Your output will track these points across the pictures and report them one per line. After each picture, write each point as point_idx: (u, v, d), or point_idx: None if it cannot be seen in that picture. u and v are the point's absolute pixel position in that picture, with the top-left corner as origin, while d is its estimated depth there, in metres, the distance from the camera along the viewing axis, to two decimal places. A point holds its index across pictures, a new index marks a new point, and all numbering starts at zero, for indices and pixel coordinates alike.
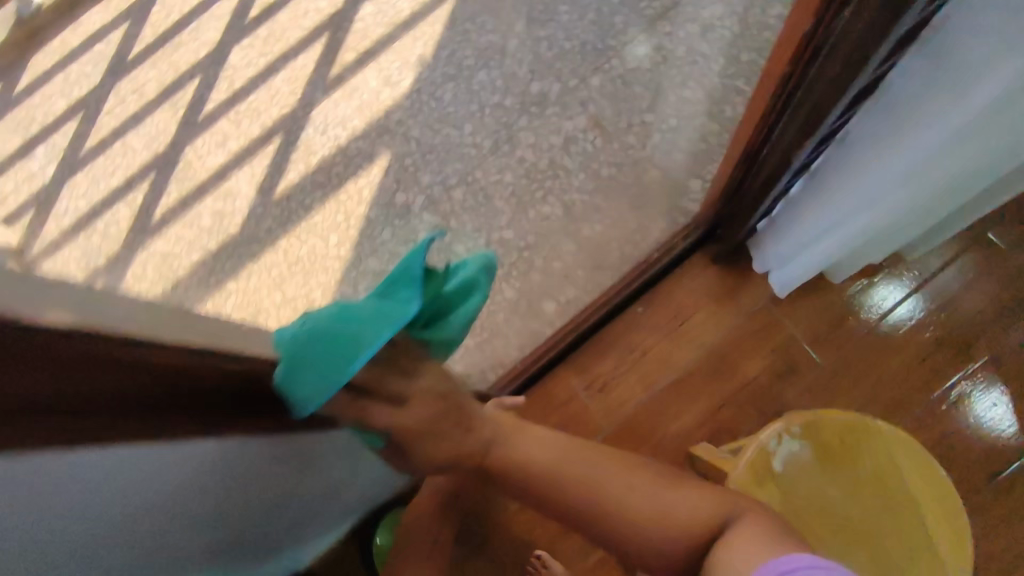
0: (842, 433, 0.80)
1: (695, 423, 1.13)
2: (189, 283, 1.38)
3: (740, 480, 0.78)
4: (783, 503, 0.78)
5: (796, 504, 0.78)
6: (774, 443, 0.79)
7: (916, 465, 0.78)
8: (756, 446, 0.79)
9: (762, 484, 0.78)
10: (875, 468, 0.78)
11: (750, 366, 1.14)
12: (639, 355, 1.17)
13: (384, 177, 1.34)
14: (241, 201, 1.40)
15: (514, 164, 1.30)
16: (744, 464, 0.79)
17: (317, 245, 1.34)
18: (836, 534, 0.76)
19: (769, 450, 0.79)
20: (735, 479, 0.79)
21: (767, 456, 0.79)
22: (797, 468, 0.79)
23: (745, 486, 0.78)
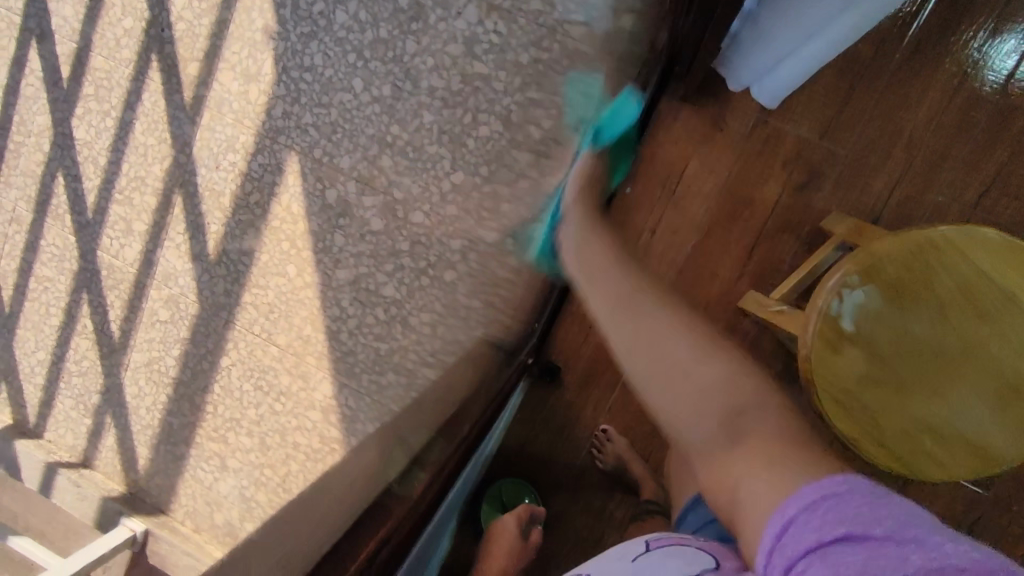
0: (904, 260, 0.64)
1: (728, 281, 1.01)
2: (187, 377, 1.31)
3: (815, 358, 0.65)
4: (870, 362, 0.65)
5: (886, 357, 0.65)
6: (836, 305, 0.65)
7: (1001, 258, 0.62)
8: (819, 313, 0.65)
9: (839, 352, 0.65)
10: (958, 282, 0.63)
11: (766, 193, 0.99)
12: (647, 238, 1.03)
13: (305, 181, 1.18)
14: (183, 277, 1.27)
15: (428, 99, 1.10)
16: (814, 339, 0.65)
17: (280, 283, 1.22)
18: (930, 369, 0.64)
19: (835, 313, 0.65)
20: (811, 359, 0.66)
21: (834, 319, 0.65)
22: (874, 317, 0.65)
23: (821, 363, 0.65)
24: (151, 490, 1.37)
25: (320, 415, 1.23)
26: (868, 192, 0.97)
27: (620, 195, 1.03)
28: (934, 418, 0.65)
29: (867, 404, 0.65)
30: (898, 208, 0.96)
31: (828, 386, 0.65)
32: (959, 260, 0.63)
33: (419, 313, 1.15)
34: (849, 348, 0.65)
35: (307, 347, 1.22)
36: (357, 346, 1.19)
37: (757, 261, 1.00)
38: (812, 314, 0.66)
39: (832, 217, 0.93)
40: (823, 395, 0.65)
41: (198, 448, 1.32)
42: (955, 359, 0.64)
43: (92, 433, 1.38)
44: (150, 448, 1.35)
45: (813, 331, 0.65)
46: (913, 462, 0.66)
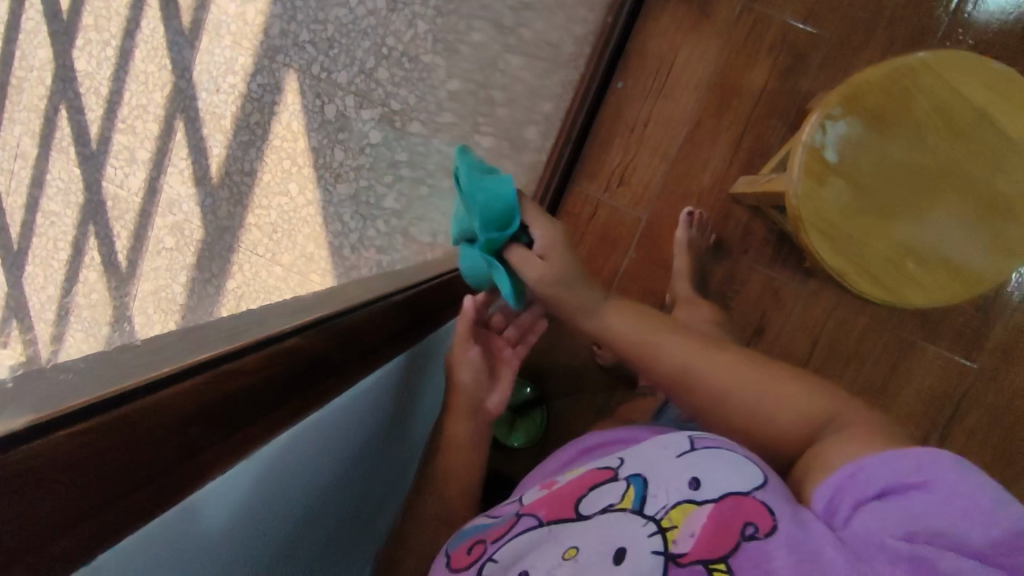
0: (883, 85, 0.66)
1: (720, 168, 1.03)
2: (192, 304, 1.32)
3: (801, 191, 0.68)
4: (855, 193, 0.67)
5: (870, 187, 0.67)
6: (820, 136, 0.67)
7: (975, 72, 0.64)
8: (804, 147, 0.68)
9: (824, 184, 0.67)
10: (937, 105, 0.65)
11: (753, 79, 1.01)
12: (637, 130, 1.06)
13: (304, 99, 1.20)
14: (185, 204, 1.32)
15: (421, 9, 1.13)
16: (798, 173, 0.68)
17: (283, 203, 1.25)
18: (915, 192, 0.66)
19: (818, 144, 0.67)
20: (797, 191, 0.68)
21: (817, 152, 0.67)
22: (856, 147, 0.66)
23: (806, 196, 0.68)
24: None
25: None
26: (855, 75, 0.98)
27: (612, 89, 1.07)
28: (922, 242, 0.66)
29: (853, 234, 0.67)
30: None
31: (814, 217, 0.67)
32: (936, 78, 0.64)
33: (419, 223, 1.18)
34: (833, 180, 0.67)
35: (311, 265, 1.25)
36: (358, 260, 1.22)
37: (747, 147, 1.02)
38: (798, 151, 0.68)
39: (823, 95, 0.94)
40: (810, 227, 0.68)
41: None
42: (939, 180, 0.65)
43: None
44: None
45: (797, 165, 0.68)
46: (903, 290, 0.67)
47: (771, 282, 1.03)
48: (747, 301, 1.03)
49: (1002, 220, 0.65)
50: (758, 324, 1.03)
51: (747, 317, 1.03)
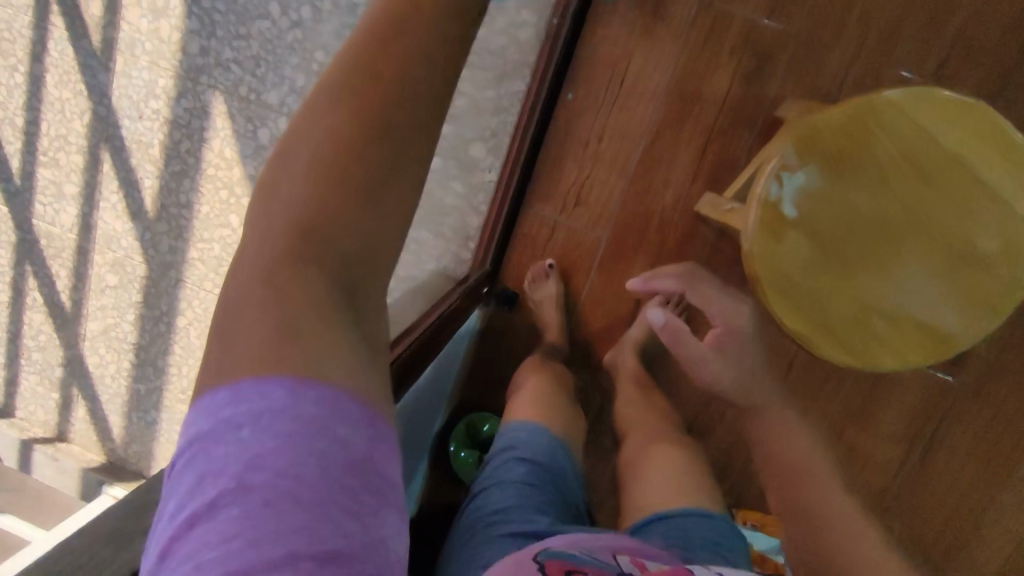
0: (844, 129, 0.59)
1: (681, 186, 0.98)
2: (146, 341, 1.27)
3: (757, 250, 0.62)
4: (817, 250, 0.61)
5: (833, 243, 0.61)
6: (776, 189, 0.61)
7: (943, 111, 0.58)
8: (759, 200, 0.61)
9: (782, 241, 0.62)
10: (902, 150, 0.58)
11: (713, 88, 0.94)
12: (593, 146, 0.99)
13: (234, 122, 1.11)
14: (125, 239, 1.21)
15: (350, 17, 1.02)
16: (753, 229, 0.62)
17: (225, 236, 1.17)
18: (879, 247, 0.60)
19: (775, 198, 0.61)
20: (753, 250, 0.62)
21: (773, 206, 0.61)
22: (816, 200, 0.60)
23: (764, 252, 0.62)
24: (129, 457, 1.37)
25: None
26: (822, 78, 0.90)
27: (563, 101, 0.99)
28: (885, 298, 0.62)
29: (815, 295, 0.62)
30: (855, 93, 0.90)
31: (772, 278, 0.62)
32: (900, 120, 0.58)
33: None
34: (792, 236, 0.61)
35: None
36: None
37: (709, 162, 0.96)
38: (753, 203, 0.62)
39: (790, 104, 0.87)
40: (768, 289, 0.62)
41: (167, 411, 1.31)
42: (905, 233, 0.60)
43: (63, 406, 1.37)
44: (121, 416, 1.34)
45: (753, 220, 0.62)
46: (865, 349, 0.63)
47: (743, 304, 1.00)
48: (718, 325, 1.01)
49: (969, 273, 0.60)
50: None
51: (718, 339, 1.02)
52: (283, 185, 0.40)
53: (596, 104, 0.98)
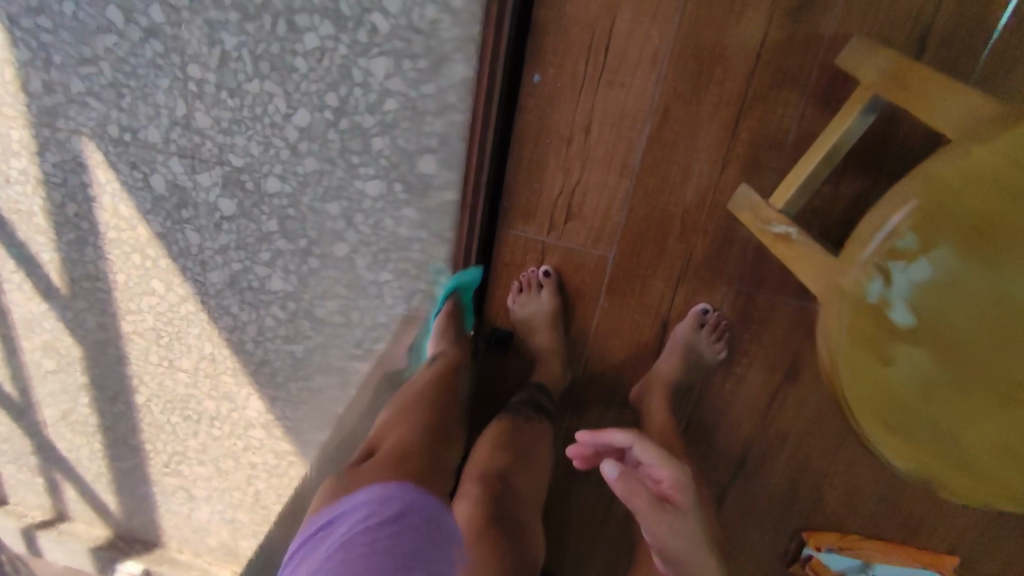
0: (993, 195, 0.38)
1: (707, 174, 0.72)
2: (111, 422, 1.12)
3: (850, 369, 0.43)
4: (946, 366, 0.41)
5: (973, 356, 0.41)
6: (882, 288, 0.41)
7: None
8: (852, 301, 0.42)
9: (890, 356, 0.42)
10: None
11: (740, 34, 0.66)
12: (579, 138, 0.72)
13: (118, 173, 0.86)
14: (46, 321, 1.02)
15: (217, 12, 0.73)
16: (842, 340, 0.43)
17: (154, 305, 0.97)
18: None
19: (881, 300, 0.41)
20: (844, 369, 0.44)
21: (879, 310, 0.42)
22: (948, 300, 0.40)
23: (857, 368, 0.43)
24: (136, 528, 1.28)
25: (263, 432, 1.07)
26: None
27: (529, 84, 0.72)
28: None
29: (944, 425, 0.43)
30: (953, 21, 0.63)
31: (870, 401, 0.44)
32: None
33: (323, 302, 0.91)
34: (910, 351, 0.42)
35: (216, 367, 1.01)
36: (269, 353, 0.98)
37: (743, 139, 0.70)
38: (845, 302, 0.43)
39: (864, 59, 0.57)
40: (864, 415, 0.44)
41: (157, 485, 1.19)
42: None
43: (51, 490, 1.26)
44: (113, 493, 1.23)
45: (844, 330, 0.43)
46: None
47: (803, 310, 0.79)
48: (773, 340, 0.81)
49: None
50: (789, 365, 0.82)
51: (775, 357, 0.82)
52: (389, 434, 0.73)
53: (577, 81, 0.70)
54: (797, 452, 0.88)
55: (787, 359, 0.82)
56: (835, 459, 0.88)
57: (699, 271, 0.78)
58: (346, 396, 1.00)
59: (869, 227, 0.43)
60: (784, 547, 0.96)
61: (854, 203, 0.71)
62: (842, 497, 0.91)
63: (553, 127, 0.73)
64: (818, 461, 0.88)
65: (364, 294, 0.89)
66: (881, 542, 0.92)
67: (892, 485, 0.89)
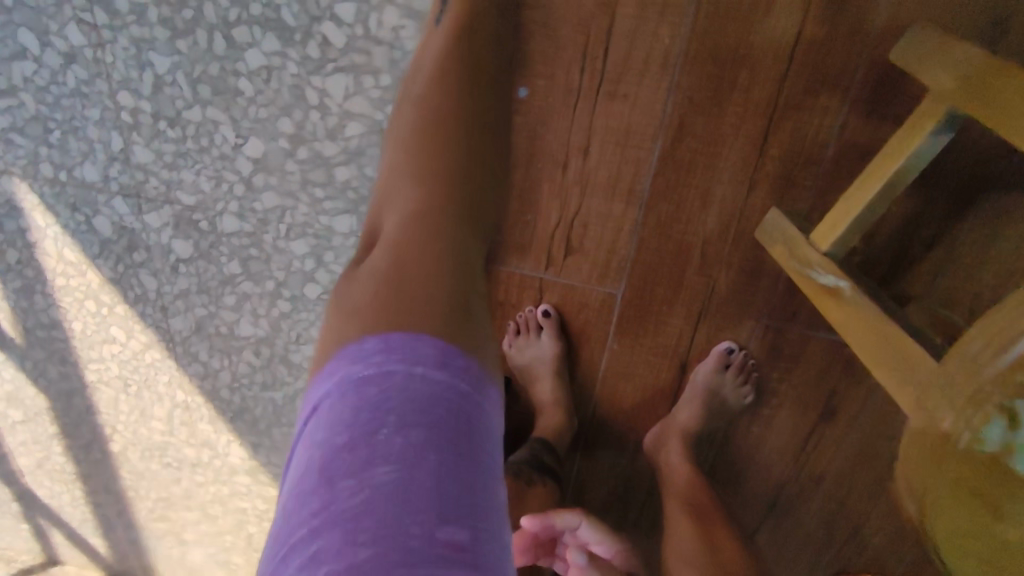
0: None
1: (732, 197, 0.60)
2: (88, 470, 1.04)
3: (963, 535, 0.33)
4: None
5: None
6: (1002, 432, 0.30)
7: None
8: (959, 449, 0.32)
9: None
10: None
11: (768, 29, 0.54)
12: (577, 160, 0.61)
13: (57, 215, 0.76)
14: (5, 371, 0.94)
15: (143, 30, 0.62)
16: (943, 495, 0.33)
17: (116, 352, 0.88)
18: None
19: (1000, 450, 0.31)
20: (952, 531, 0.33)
21: (993, 463, 0.31)
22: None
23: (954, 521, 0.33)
24: (130, 570, 1.22)
25: (249, 478, 0.99)
26: None
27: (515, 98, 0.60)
28: None
29: None
30: None
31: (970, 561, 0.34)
32: None
33: (298, 347, 0.81)
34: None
35: (192, 414, 0.92)
36: (246, 399, 0.89)
37: (774, 155, 0.58)
38: (948, 448, 0.33)
39: (935, 63, 0.45)
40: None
41: (145, 529, 1.12)
42: None
43: (38, 536, 1.20)
44: (101, 537, 1.17)
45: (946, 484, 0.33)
46: None
47: (838, 347, 0.68)
48: (806, 381, 0.70)
49: None
50: (825, 408, 0.71)
51: (808, 399, 0.71)
52: (388, 211, 0.49)
53: (571, 94, 0.58)
54: (836, 497, 0.77)
55: (826, 401, 0.70)
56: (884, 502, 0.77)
57: (724, 308, 0.67)
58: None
59: (987, 332, 0.33)
60: None
61: (905, 226, 0.63)
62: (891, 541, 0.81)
63: (545, 148, 0.61)
64: (860, 507, 0.78)
65: None
66: None
67: None
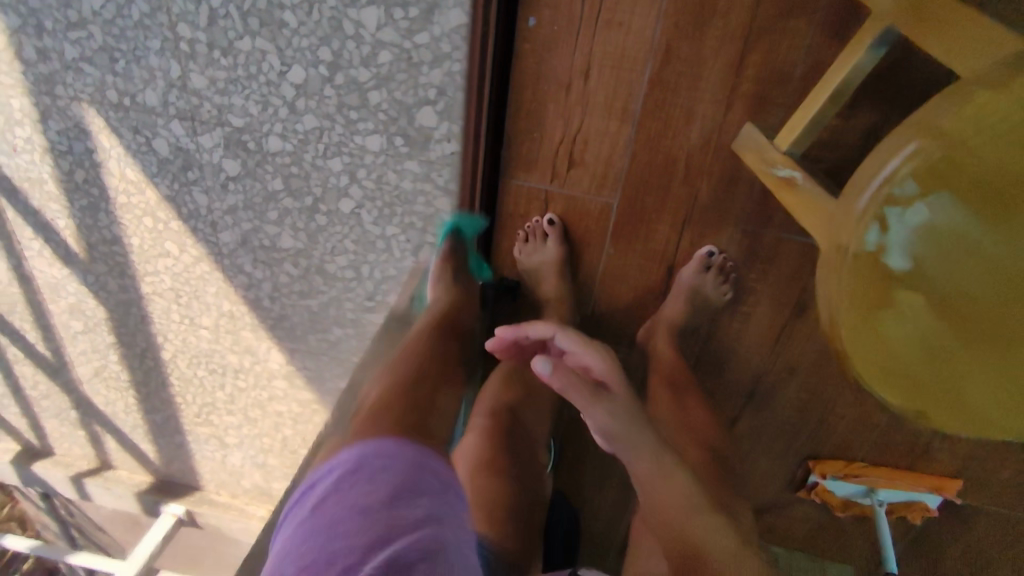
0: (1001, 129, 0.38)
1: (711, 115, 0.71)
2: (141, 377, 1.18)
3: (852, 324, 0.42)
4: (942, 324, 0.44)
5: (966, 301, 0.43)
6: (880, 235, 0.40)
7: None
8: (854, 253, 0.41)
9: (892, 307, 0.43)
10: None
11: None
12: (580, 83, 0.71)
13: (121, 138, 0.87)
14: (70, 284, 1.06)
15: None
16: (844, 301, 0.42)
17: (169, 265, 0.99)
18: None
19: (879, 248, 0.41)
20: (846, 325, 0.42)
21: (878, 260, 0.42)
22: (941, 249, 0.42)
23: (860, 324, 0.42)
24: (175, 473, 1.37)
25: (286, 382, 1.12)
26: None
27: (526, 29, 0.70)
28: None
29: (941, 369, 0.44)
30: None
31: (872, 352, 0.43)
32: None
33: (333, 258, 0.92)
34: (907, 305, 0.44)
35: (236, 323, 1.05)
36: (284, 308, 1.00)
37: (747, 77, 0.68)
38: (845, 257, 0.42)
39: None
40: (872, 380, 0.44)
41: (191, 434, 1.26)
42: None
43: (94, 442, 1.34)
44: (150, 442, 1.31)
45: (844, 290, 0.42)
46: None
47: (810, 250, 0.78)
48: (778, 280, 0.81)
49: None
50: (797, 304, 0.82)
51: (781, 296, 0.82)
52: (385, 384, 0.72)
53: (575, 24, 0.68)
54: (805, 386, 0.89)
55: (799, 298, 0.81)
56: (842, 391, 0.89)
57: (705, 214, 0.78)
58: (362, 348, 1.03)
59: (865, 168, 0.40)
60: (792, 474, 1.00)
61: None
62: (848, 427, 0.93)
63: (552, 73, 0.71)
64: (825, 394, 0.90)
65: (373, 249, 0.90)
66: (887, 472, 0.95)
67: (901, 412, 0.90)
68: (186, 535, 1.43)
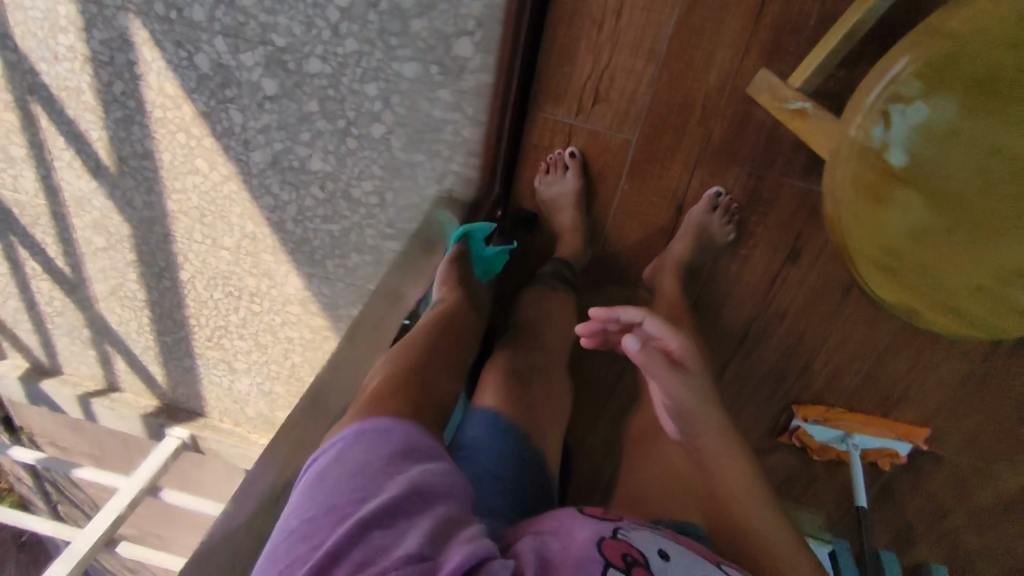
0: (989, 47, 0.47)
1: (729, 59, 0.77)
2: (157, 297, 1.21)
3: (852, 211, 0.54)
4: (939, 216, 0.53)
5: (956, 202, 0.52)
6: (882, 132, 0.51)
7: None
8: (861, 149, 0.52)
9: (889, 200, 0.53)
10: None
11: None
12: (611, 21, 0.77)
13: (163, 52, 0.90)
14: (96, 199, 1.09)
15: None
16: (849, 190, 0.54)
17: (197, 183, 1.03)
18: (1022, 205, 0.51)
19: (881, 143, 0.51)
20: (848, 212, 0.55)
21: (881, 154, 0.52)
22: (943, 146, 0.50)
23: (859, 216, 0.54)
24: (181, 398, 1.41)
25: (300, 307, 1.16)
26: None
27: None
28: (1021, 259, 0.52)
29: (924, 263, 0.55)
30: None
31: (868, 241, 0.55)
32: None
33: (359, 183, 0.97)
34: (904, 198, 0.53)
35: (258, 245, 1.09)
36: (306, 231, 1.05)
37: (765, 25, 0.74)
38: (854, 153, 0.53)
39: None
40: (864, 258, 0.56)
41: (201, 358, 1.30)
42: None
43: (103, 362, 1.37)
44: (159, 365, 1.35)
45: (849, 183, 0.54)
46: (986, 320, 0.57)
47: (809, 196, 0.84)
48: (778, 222, 0.88)
49: None
50: (791, 249, 0.89)
51: (779, 240, 0.89)
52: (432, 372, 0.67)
53: None
54: (794, 329, 0.96)
55: (794, 240, 0.88)
56: (827, 336, 0.96)
57: (716, 155, 0.84)
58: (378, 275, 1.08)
59: (875, 74, 0.51)
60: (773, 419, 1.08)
61: None
62: (830, 373, 1.00)
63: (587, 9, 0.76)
64: (812, 338, 0.96)
65: (399, 176, 0.94)
66: (860, 416, 1.02)
67: (878, 359, 0.97)
68: (187, 460, 1.48)
